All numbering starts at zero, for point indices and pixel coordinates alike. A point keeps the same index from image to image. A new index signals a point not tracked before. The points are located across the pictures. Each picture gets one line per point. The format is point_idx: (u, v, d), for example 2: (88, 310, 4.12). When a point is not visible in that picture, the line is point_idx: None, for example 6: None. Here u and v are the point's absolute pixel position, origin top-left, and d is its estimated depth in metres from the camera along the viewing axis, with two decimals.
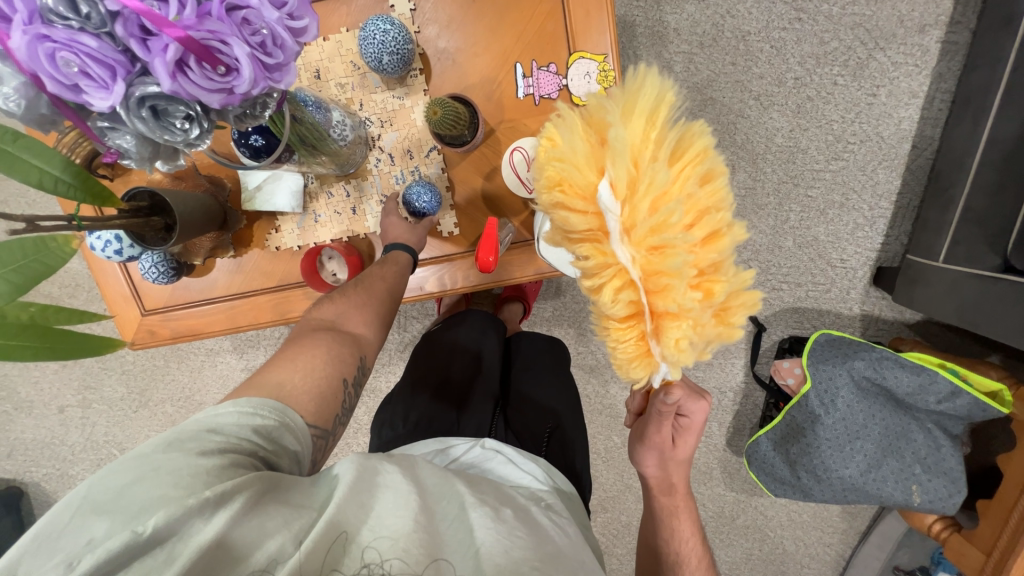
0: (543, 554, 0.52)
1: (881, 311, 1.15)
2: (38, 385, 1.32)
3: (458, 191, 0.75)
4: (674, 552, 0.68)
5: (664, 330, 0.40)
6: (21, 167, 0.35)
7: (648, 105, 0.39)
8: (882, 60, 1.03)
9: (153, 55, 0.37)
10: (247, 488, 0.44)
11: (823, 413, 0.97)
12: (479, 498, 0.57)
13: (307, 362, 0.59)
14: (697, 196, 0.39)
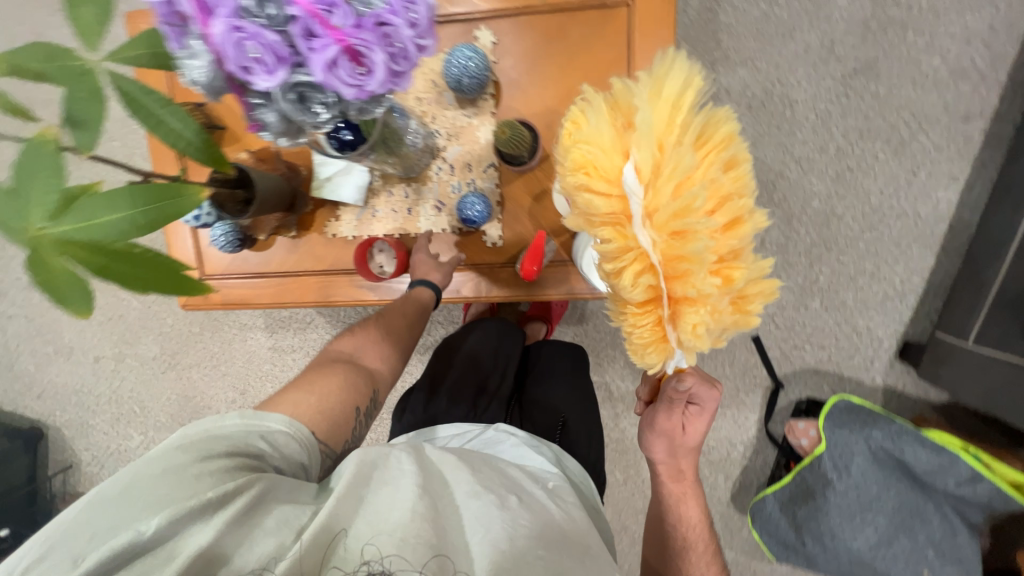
0: (546, 539, 0.54)
1: (904, 386, 1.14)
2: (81, 333, 1.39)
3: (507, 207, 0.81)
4: (682, 536, 0.73)
5: (682, 315, 0.45)
6: (164, 129, 0.44)
7: (674, 92, 0.44)
8: (926, 142, 1.06)
9: (315, 51, 0.40)
10: (246, 491, 0.48)
11: (836, 477, 0.96)
12: (484, 485, 0.59)
13: (325, 390, 0.64)
14: (718, 181, 0.43)
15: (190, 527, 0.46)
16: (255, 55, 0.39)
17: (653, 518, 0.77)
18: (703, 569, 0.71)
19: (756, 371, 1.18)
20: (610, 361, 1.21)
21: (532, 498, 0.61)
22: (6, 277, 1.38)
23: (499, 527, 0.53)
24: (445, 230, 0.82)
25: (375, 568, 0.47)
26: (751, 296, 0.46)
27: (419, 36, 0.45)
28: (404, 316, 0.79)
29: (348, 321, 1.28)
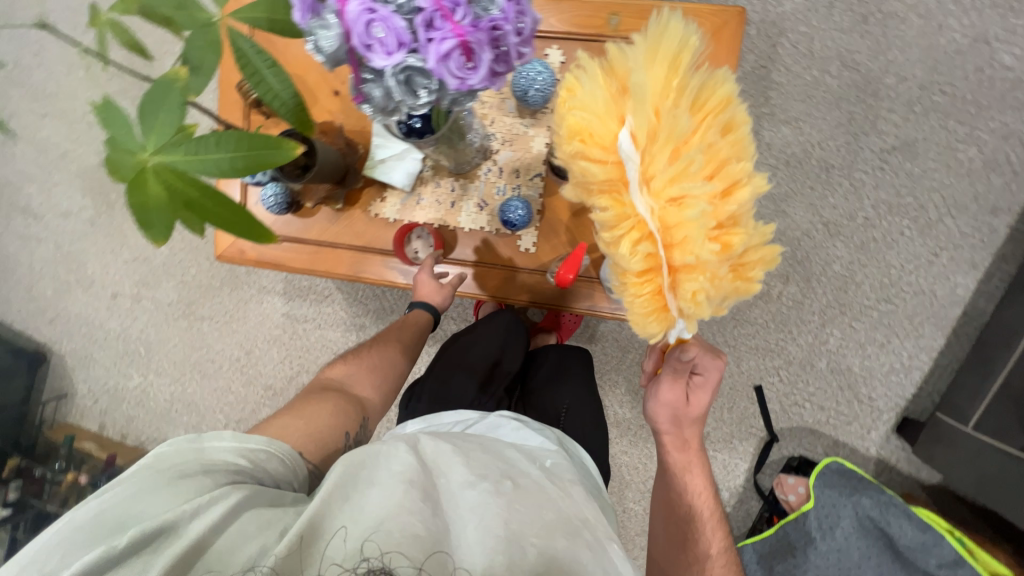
0: (544, 522, 0.57)
1: (897, 461, 1.15)
2: (105, 267, 1.41)
3: (546, 217, 0.84)
4: (688, 505, 0.77)
5: (682, 283, 0.49)
6: (264, 87, 0.48)
7: (668, 56, 0.47)
8: (952, 226, 1.09)
9: (434, 39, 0.43)
10: (220, 500, 0.51)
11: (818, 537, 0.97)
12: (479, 472, 0.60)
13: (314, 415, 0.70)
14: (713, 147, 0.47)
15: (166, 537, 0.48)
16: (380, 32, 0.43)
17: (661, 486, 0.81)
18: (710, 537, 0.75)
19: (754, 420, 1.19)
20: (612, 386, 1.24)
21: (530, 480, 0.64)
22: (45, 201, 1.41)
23: (496, 515, 0.54)
24: (484, 229, 0.85)
25: (375, 565, 0.47)
26: (748, 262, 0.50)
27: (521, 44, 0.48)
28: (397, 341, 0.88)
29: (364, 302, 1.31)
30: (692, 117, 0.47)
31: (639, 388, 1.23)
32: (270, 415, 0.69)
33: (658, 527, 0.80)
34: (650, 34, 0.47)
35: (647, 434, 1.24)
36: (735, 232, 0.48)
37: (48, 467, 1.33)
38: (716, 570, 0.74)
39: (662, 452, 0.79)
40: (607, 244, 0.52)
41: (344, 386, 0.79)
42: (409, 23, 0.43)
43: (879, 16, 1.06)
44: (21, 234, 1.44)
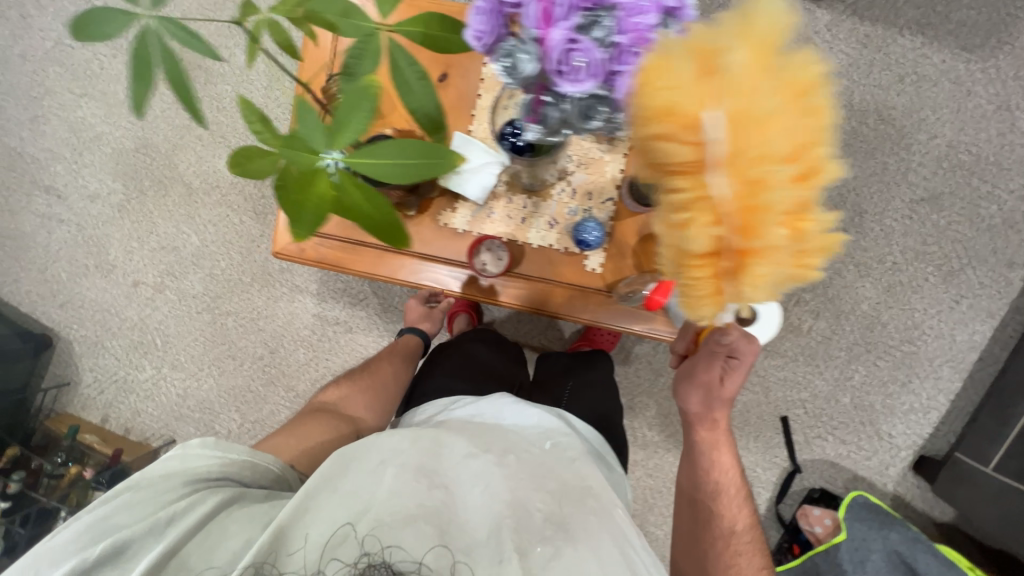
0: (543, 490, 0.62)
1: (913, 497, 1.19)
2: (129, 254, 1.37)
3: (614, 239, 0.86)
4: (715, 481, 0.78)
5: (748, 268, 0.43)
6: (413, 95, 0.49)
7: (763, 29, 0.39)
8: (972, 276, 1.16)
9: (630, 78, 0.44)
10: (195, 509, 0.56)
11: (851, 570, 0.99)
12: (484, 446, 0.66)
13: (306, 434, 0.77)
14: (801, 131, 0.40)
15: (143, 543, 0.54)
16: (578, 72, 0.43)
17: (686, 465, 0.82)
18: (736, 511, 0.77)
19: (779, 451, 1.22)
20: (642, 408, 1.26)
21: (530, 455, 0.68)
22: (72, 182, 1.37)
23: (501, 489, 0.60)
24: (552, 246, 0.87)
25: (376, 559, 0.52)
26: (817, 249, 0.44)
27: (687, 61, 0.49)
28: (389, 361, 1.01)
29: (399, 308, 1.31)
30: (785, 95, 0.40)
31: (669, 412, 1.25)
32: (270, 434, 0.77)
33: (683, 511, 0.81)
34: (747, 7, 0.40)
35: (673, 458, 1.25)
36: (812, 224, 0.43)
37: (47, 459, 1.26)
38: (740, 546, 0.75)
39: (683, 432, 0.82)
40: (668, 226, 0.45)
41: (337, 407, 0.88)
42: (605, 58, 0.43)
43: (915, 77, 1.14)
44: (40, 213, 1.39)
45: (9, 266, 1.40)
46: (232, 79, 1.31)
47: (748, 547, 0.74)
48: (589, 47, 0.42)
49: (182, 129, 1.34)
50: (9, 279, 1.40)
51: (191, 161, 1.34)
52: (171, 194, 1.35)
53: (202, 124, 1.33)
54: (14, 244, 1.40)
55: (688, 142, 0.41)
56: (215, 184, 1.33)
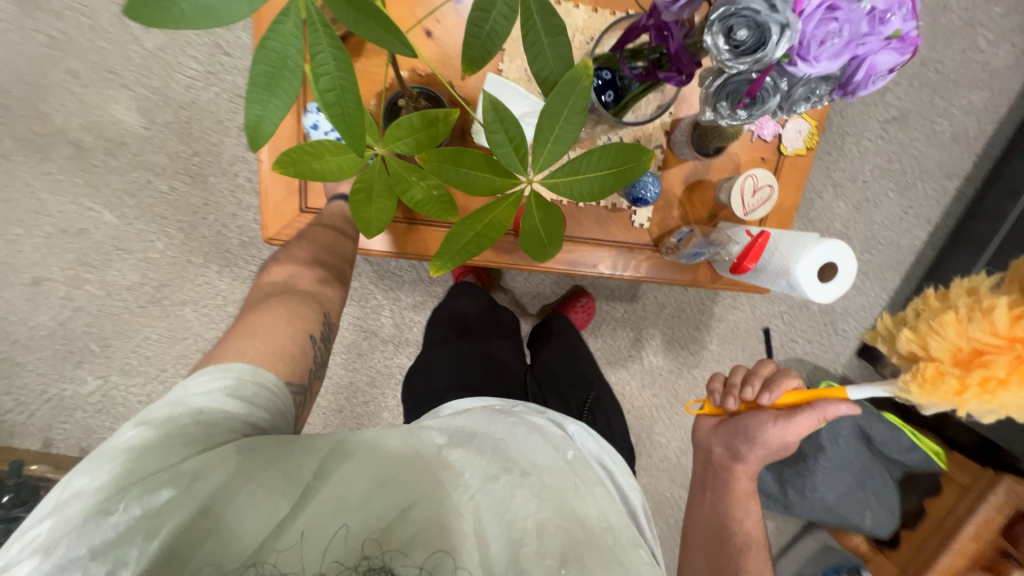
0: (564, 513, 0.51)
1: (855, 377, 1.45)
2: (13, 243, 1.03)
3: (663, 191, 0.82)
4: (743, 533, 0.72)
5: (998, 394, 0.47)
6: (541, 59, 0.36)
7: None
8: (921, 188, 1.30)
9: (879, 53, 0.40)
10: (220, 462, 0.44)
11: (828, 446, 1.21)
12: (507, 455, 0.55)
13: (268, 328, 0.57)
14: None
15: (158, 507, 0.42)
16: (835, 40, 0.39)
17: (709, 510, 0.75)
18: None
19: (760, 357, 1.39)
20: (648, 339, 1.34)
21: (556, 474, 0.55)
22: None
23: (522, 508, 0.50)
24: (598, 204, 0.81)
25: (376, 564, 0.43)
26: None
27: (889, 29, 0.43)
28: (325, 228, 0.72)
29: (397, 274, 1.18)
30: None
31: (672, 339, 1.35)
32: (221, 337, 0.56)
33: (697, 558, 0.72)
34: None
35: (676, 377, 1.38)
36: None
37: None
38: None
39: (716, 470, 0.76)
40: (971, 302, 0.49)
41: (287, 287, 0.65)
42: (865, 29, 0.39)
43: None
44: None
45: None
46: None
47: None
48: (853, 12, 0.38)
49: (44, 61, 0.96)
50: None
51: (73, 108, 0.98)
52: (55, 158, 1.00)
53: (74, 53, 0.96)
54: None
55: None
56: (120, 139, 1.00)
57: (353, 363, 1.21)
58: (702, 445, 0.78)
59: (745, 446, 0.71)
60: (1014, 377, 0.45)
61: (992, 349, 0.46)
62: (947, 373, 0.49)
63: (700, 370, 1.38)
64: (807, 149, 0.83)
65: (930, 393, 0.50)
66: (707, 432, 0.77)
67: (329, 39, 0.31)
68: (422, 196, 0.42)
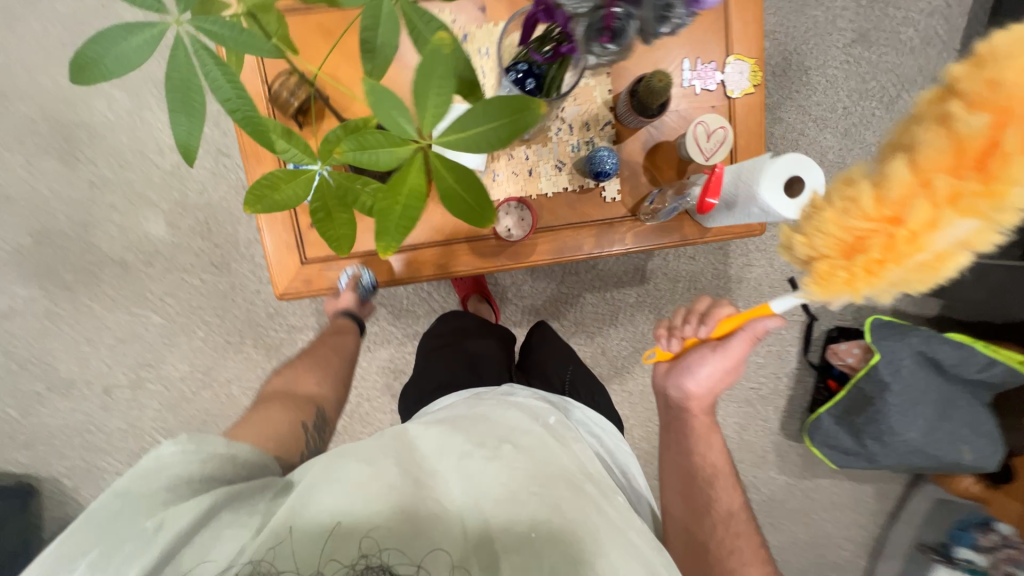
0: (540, 476, 0.54)
1: (907, 307, 1.35)
2: (84, 360, 1.18)
3: (625, 163, 0.85)
4: (709, 464, 0.68)
5: (876, 276, 0.47)
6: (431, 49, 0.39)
7: (988, 88, 0.41)
8: (908, 99, 1.26)
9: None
10: (187, 515, 0.45)
11: (892, 381, 1.11)
12: (478, 435, 0.59)
13: (269, 417, 0.70)
14: (966, 179, 0.42)
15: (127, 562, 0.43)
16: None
17: (671, 455, 0.70)
18: (730, 501, 0.66)
19: (794, 308, 1.34)
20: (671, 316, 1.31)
21: (531, 442, 0.60)
22: None
23: (496, 480, 0.53)
24: (566, 189, 0.84)
25: (374, 562, 0.44)
26: (943, 259, 0.46)
27: None
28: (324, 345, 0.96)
29: (411, 309, 1.25)
30: (984, 140, 0.41)
31: None
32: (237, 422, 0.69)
33: (672, 499, 0.67)
34: (978, 68, 0.42)
35: None
36: (970, 246, 0.46)
37: None
38: (738, 527, 0.64)
39: (672, 410, 0.71)
40: (839, 190, 0.48)
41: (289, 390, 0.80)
42: None
43: None
44: None
45: None
46: (122, 125, 1.09)
47: (747, 530, 0.64)
48: None
49: (84, 201, 1.12)
50: None
51: (113, 234, 1.14)
52: (105, 279, 1.15)
53: (104, 188, 1.12)
54: None
55: (909, 190, 0.43)
56: (152, 250, 1.15)
57: (390, 405, 1.26)
58: (657, 389, 0.73)
59: (697, 380, 0.68)
60: (888, 259, 0.46)
61: (867, 236, 0.46)
62: (833, 270, 0.49)
63: None
64: (755, 87, 0.84)
65: (820, 294, 0.50)
66: (662, 378, 0.72)
67: (214, 62, 0.39)
68: (370, 200, 0.47)
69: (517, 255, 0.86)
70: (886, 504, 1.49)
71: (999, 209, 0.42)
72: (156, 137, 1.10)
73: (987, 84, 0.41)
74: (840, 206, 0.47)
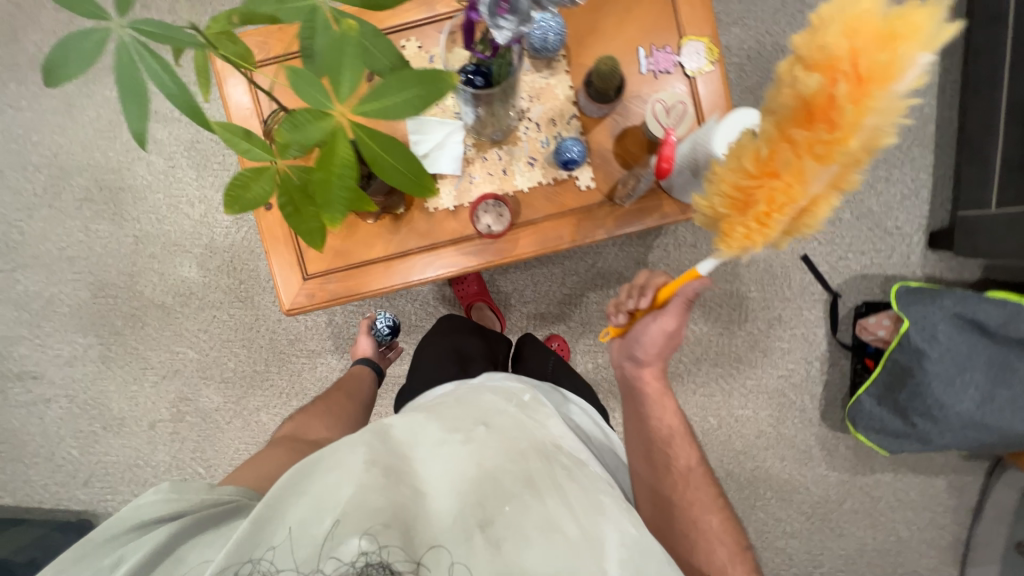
0: (513, 454, 0.58)
1: (942, 273, 1.25)
2: (133, 399, 1.30)
3: (595, 151, 0.88)
4: (667, 426, 0.74)
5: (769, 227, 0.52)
6: None
7: (825, 46, 0.46)
8: None
9: None
10: (154, 545, 0.49)
11: (929, 348, 1.02)
12: (453, 422, 0.62)
13: (266, 462, 0.72)
14: (818, 131, 0.47)
15: None
16: None
17: (632, 423, 0.77)
18: (688, 458, 0.73)
19: (812, 287, 1.27)
20: None
21: (503, 422, 0.64)
22: (43, 354, 1.29)
23: (472, 462, 0.56)
24: (541, 183, 0.88)
25: (375, 559, 0.46)
26: (820, 206, 0.51)
27: None
28: (339, 389, 1.02)
29: (420, 324, 1.30)
30: (825, 95, 0.47)
31: (705, 302, 1.28)
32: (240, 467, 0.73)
33: (638, 461, 0.73)
34: (816, 31, 0.47)
35: (728, 339, 1.29)
36: (839, 187, 0.51)
37: None
38: (696, 479, 0.72)
39: (628, 380, 0.79)
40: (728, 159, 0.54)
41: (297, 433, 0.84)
42: None
43: None
44: (22, 402, 1.30)
45: (17, 470, 1.31)
46: (160, 185, 1.25)
47: (703, 479, 0.72)
48: None
49: (130, 255, 1.27)
50: (23, 484, 1.31)
51: (155, 281, 1.28)
52: (148, 322, 1.28)
53: (146, 242, 1.27)
54: (9, 445, 1.31)
55: (774, 150, 0.50)
56: (187, 292, 1.28)
57: None
58: (614, 362, 0.83)
59: (642, 349, 0.76)
60: (774, 210, 0.51)
61: (752, 193, 0.52)
62: (735, 227, 0.54)
63: (750, 323, 1.28)
64: (714, 63, 0.86)
65: (729, 252, 0.55)
66: (618, 351, 0.82)
67: (152, 58, 0.41)
68: None
69: (499, 252, 0.89)
70: (965, 498, 1.31)
71: (851, 153, 0.47)
72: (188, 191, 1.25)
73: (819, 48, 0.46)
74: (728, 172, 0.53)
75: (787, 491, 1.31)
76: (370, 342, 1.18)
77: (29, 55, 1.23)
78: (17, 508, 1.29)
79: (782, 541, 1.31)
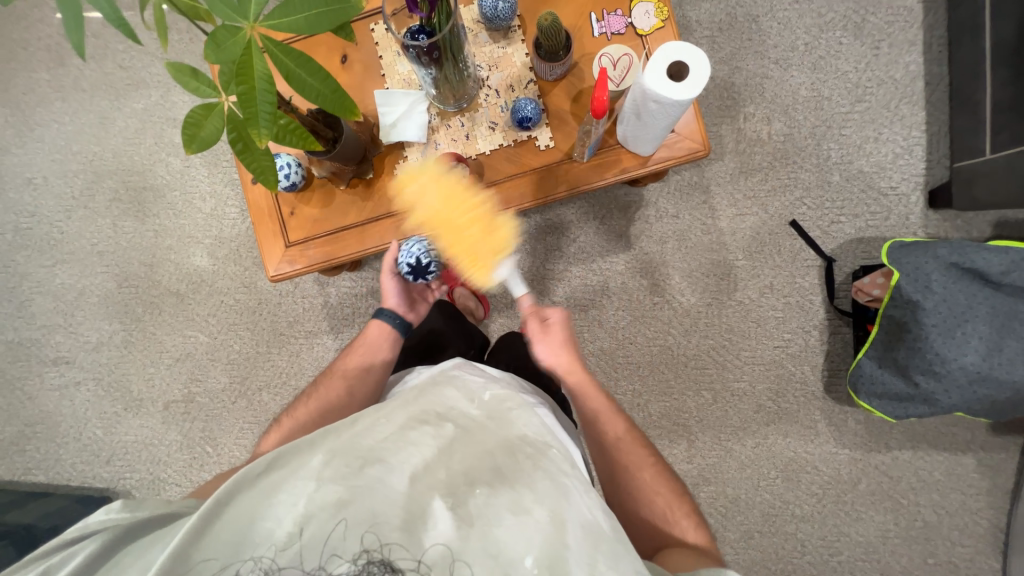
0: (480, 453, 0.57)
1: (947, 232, 1.18)
2: (150, 381, 1.40)
3: (553, 112, 0.92)
4: (586, 407, 0.75)
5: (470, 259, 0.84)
6: None
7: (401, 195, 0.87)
8: (877, 21, 1.23)
9: None
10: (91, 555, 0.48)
11: (923, 298, 0.97)
12: (418, 418, 0.60)
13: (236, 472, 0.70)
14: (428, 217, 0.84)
15: None
16: None
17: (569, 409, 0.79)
18: (616, 430, 0.72)
19: (804, 253, 1.23)
20: (666, 280, 1.27)
21: (468, 420, 0.62)
22: (75, 342, 1.42)
23: (438, 459, 0.55)
24: (503, 145, 0.92)
25: (376, 555, 0.45)
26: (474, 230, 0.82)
27: None
28: (341, 378, 0.85)
29: None
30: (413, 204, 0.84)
31: (692, 272, 1.26)
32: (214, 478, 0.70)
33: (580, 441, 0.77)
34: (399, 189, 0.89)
35: (718, 310, 1.26)
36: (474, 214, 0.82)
37: None
38: (626, 446, 0.71)
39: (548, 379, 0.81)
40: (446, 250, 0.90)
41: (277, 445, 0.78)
42: None
43: None
44: (56, 385, 1.43)
45: (47, 451, 1.41)
46: (177, 182, 1.39)
47: (635, 445, 0.71)
48: None
49: (151, 248, 1.40)
50: (51, 464, 1.40)
51: (171, 270, 1.39)
52: (165, 309, 1.40)
53: (165, 235, 1.39)
54: (43, 426, 1.42)
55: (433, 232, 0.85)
56: (198, 280, 1.38)
57: None
58: None
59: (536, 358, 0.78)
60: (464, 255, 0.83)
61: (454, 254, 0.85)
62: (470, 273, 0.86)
63: (741, 293, 1.25)
64: (664, 21, 0.90)
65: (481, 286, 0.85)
66: None
67: None
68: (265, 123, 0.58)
69: None
70: (1000, 479, 1.19)
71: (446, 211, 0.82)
72: (201, 188, 1.38)
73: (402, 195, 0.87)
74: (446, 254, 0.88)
75: (793, 470, 1.23)
76: (397, 285, 0.95)
77: (73, 77, 1.41)
78: (47, 486, 1.39)
79: (793, 525, 1.22)
